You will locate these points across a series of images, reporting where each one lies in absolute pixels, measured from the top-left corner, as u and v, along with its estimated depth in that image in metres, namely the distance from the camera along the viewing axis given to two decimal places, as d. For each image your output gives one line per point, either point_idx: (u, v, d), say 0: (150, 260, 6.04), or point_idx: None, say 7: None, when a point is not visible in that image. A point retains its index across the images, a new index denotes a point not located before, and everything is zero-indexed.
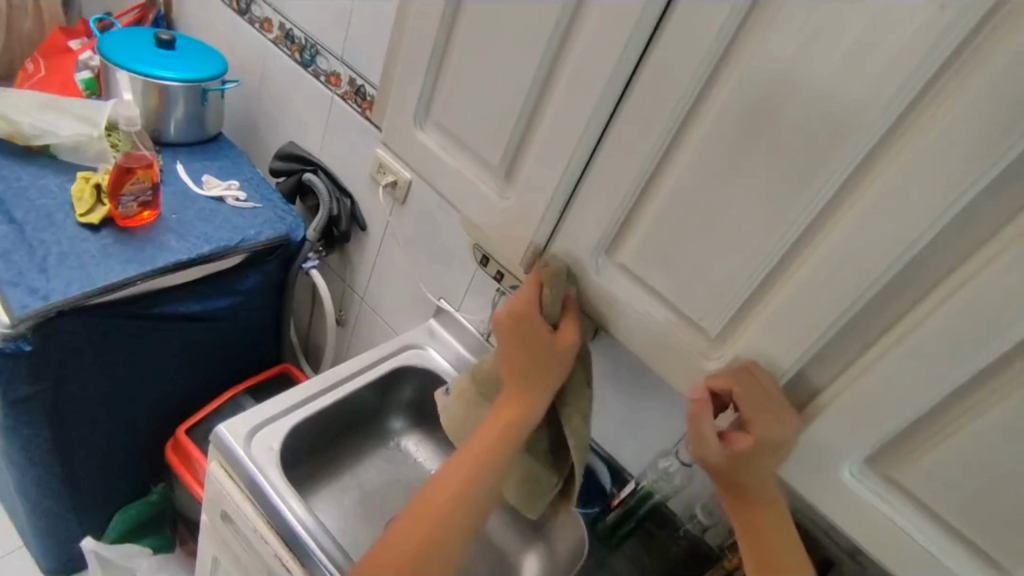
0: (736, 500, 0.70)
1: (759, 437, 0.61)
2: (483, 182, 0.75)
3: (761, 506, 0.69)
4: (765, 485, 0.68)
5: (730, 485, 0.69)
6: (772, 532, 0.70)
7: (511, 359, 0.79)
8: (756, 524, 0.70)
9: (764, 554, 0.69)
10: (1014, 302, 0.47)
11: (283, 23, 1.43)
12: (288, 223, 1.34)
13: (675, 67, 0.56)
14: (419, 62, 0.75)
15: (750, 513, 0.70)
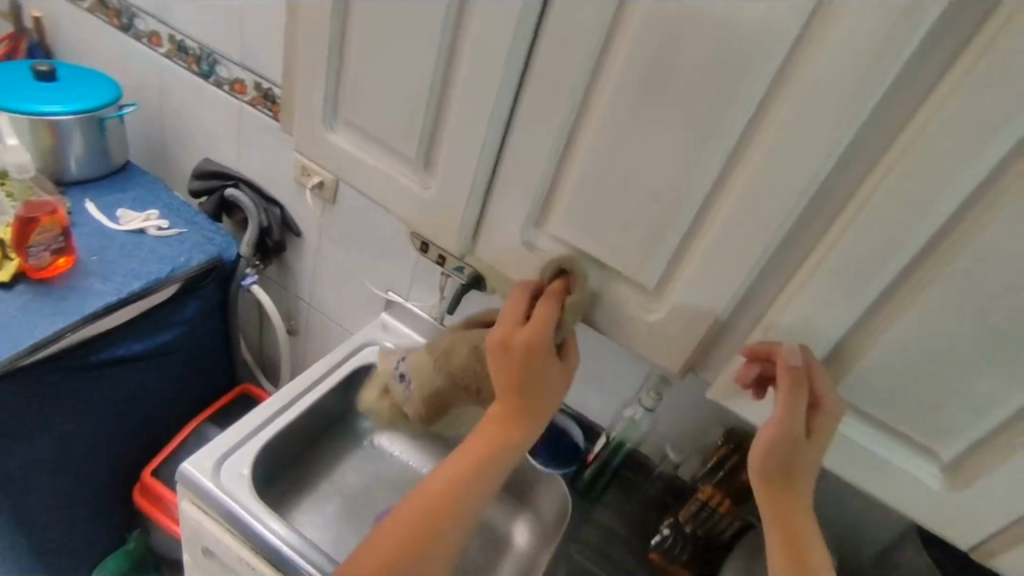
0: (773, 494, 0.67)
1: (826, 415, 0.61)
2: (405, 174, 0.74)
3: (797, 506, 0.67)
4: (804, 481, 0.67)
5: (781, 479, 0.66)
6: (804, 538, 0.67)
7: (502, 381, 0.70)
8: (795, 527, 0.67)
9: (801, 559, 0.66)
10: (908, 214, 0.50)
11: (173, 35, 1.36)
12: (218, 244, 1.30)
13: (570, 36, 0.57)
14: (318, 61, 0.73)
15: (789, 511, 0.67)
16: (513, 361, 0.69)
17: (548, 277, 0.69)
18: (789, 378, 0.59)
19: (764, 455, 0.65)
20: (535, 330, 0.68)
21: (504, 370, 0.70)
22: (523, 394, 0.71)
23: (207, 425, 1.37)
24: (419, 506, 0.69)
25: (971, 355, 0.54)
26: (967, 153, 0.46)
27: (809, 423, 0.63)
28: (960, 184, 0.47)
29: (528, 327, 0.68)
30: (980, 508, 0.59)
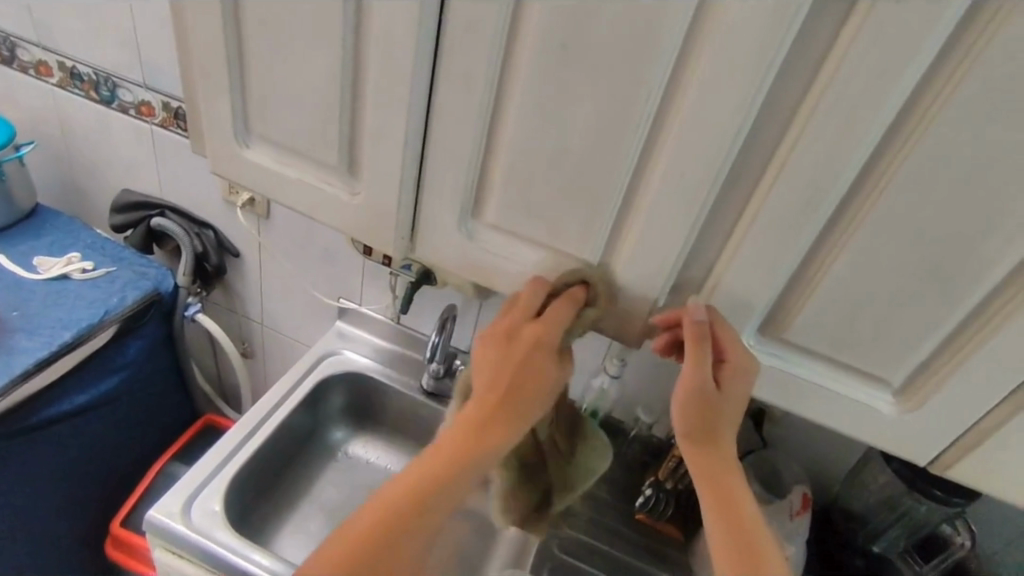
0: (703, 457, 0.68)
1: (733, 366, 0.63)
2: (331, 183, 0.71)
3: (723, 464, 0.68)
4: (725, 436, 0.68)
5: (705, 436, 0.68)
6: (738, 498, 0.67)
7: (492, 371, 0.66)
8: (724, 486, 0.67)
9: (736, 520, 0.66)
10: (831, 158, 0.51)
11: (63, 62, 1.26)
12: (153, 277, 1.23)
13: (475, 19, 0.55)
14: (218, 76, 0.69)
15: (719, 473, 0.68)
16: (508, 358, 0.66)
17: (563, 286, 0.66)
18: (693, 335, 0.62)
19: (685, 415, 0.67)
20: (545, 327, 0.65)
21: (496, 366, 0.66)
22: (516, 401, 0.66)
23: (173, 464, 1.32)
24: (372, 521, 0.61)
25: (909, 283, 0.55)
26: (880, 89, 0.47)
27: (720, 377, 0.65)
28: (878, 120, 0.48)
29: (540, 322, 0.65)
30: (933, 426, 0.62)
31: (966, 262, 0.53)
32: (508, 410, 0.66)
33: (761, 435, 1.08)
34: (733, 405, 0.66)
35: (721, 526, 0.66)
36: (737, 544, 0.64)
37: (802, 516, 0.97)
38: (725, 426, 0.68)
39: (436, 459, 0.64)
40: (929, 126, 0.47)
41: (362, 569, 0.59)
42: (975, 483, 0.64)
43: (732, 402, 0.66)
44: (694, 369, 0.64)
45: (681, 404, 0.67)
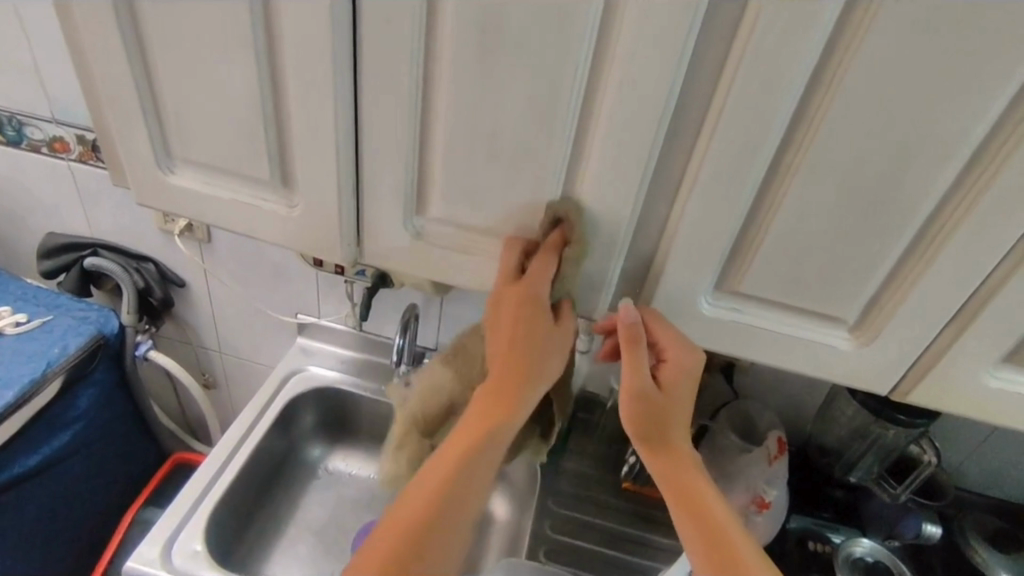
0: (654, 449, 0.68)
1: (674, 362, 0.65)
2: (266, 199, 0.69)
3: (679, 456, 0.68)
4: (676, 424, 0.69)
5: (653, 432, 0.68)
6: (695, 483, 0.68)
7: (500, 323, 0.65)
8: (681, 477, 0.68)
9: (694, 505, 0.67)
10: (761, 112, 0.52)
11: None
12: (95, 320, 1.18)
13: (389, 14, 0.53)
14: (126, 101, 0.65)
15: (673, 464, 0.68)
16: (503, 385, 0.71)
17: (552, 294, 0.66)
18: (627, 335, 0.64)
19: (636, 413, 0.66)
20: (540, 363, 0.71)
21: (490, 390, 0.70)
22: (521, 356, 0.65)
23: (148, 509, 1.28)
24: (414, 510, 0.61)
25: (851, 221, 0.57)
26: (801, 32, 0.47)
27: (661, 376, 0.66)
28: (802, 63, 0.49)
29: (529, 276, 0.63)
30: (889, 356, 0.64)
31: (902, 192, 0.54)
32: (521, 377, 0.65)
33: (732, 387, 1.13)
34: (679, 394, 0.67)
35: (683, 515, 0.67)
36: (703, 525, 0.66)
37: (779, 460, 0.99)
38: (675, 413, 0.68)
39: (473, 428, 0.64)
40: (851, 65, 0.49)
41: (416, 542, 0.60)
42: (935, 405, 0.67)
43: (676, 394, 0.67)
44: (634, 370, 0.64)
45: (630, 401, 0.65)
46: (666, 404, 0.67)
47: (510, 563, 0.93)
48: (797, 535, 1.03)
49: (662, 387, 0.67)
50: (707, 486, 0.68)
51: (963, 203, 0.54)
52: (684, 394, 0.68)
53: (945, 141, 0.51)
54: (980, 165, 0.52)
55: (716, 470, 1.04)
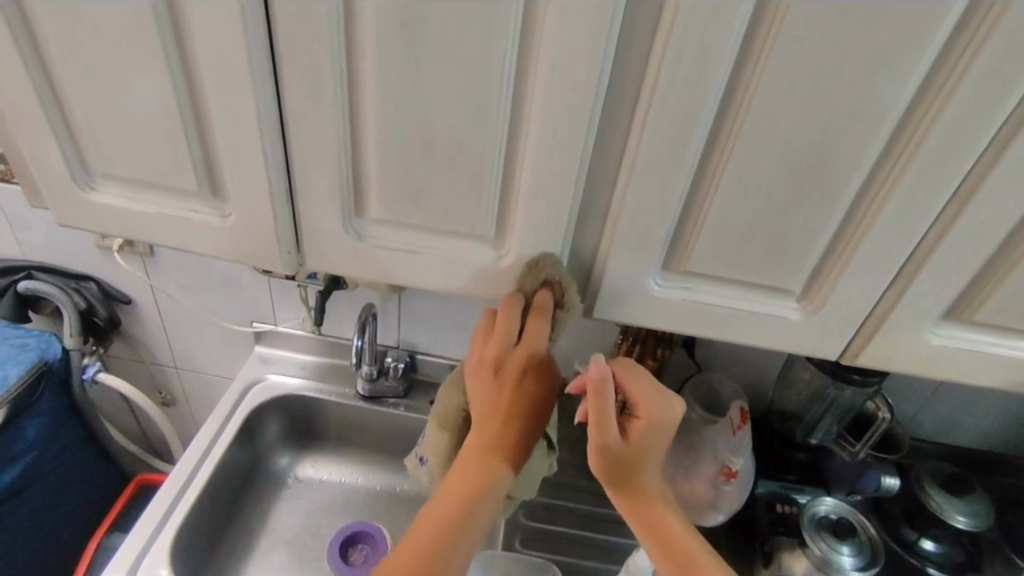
0: (624, 494, 0.68)
1: (653, 418, 0.66)
2: (195, 210, 0.65)
3: (651, 498, 0.68)
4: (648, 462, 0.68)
5: (627, 481, 0.68)
6: (675, 530, 0.68)
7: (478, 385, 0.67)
8: (660, 524, 0.68)
9: (668, 545, 0.67)
10: (692, 92, 0.51)
11: None
12: (35, 347, 1.13)
13: (304, 11, 0.51)
14: (31, 116, 0.60)
15: (647, 511, 0.68)
16: (491, 382, 0.67)
17: (531, 287, 0.65)
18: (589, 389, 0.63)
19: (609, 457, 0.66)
20: (526, 349, 0.66)
21: (488, 400, 0.66)
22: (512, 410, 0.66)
23: (113, 535, 1.24)
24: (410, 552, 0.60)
25: (790, 193, 0.57)
26: (724, 8, 0.47)
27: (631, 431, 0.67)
28: (727, 37, 0.48)
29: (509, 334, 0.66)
30: (835, 323, 0.66)
31: (836, 162, 0.55)
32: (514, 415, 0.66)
33: (693, 361, 1.15)
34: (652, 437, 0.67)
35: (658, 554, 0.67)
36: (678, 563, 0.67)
37: (744, 429, 1.00)
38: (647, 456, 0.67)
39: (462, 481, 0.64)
40: (776, 40, 0.48)
41: None
42: (883, 366, 0.69)
43: (652, 445, 0.67)
44: (602, 428, 0.63)
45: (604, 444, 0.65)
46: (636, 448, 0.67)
47: (488, 557, 0.92)
48: (765, 499, 1.06)
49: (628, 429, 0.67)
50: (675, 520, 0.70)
51: (895, 167, 0.55)
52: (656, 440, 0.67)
53: (874, 108, 0.51)
54: (909, 129, 0.52)
55: (685, 444, 1.06)
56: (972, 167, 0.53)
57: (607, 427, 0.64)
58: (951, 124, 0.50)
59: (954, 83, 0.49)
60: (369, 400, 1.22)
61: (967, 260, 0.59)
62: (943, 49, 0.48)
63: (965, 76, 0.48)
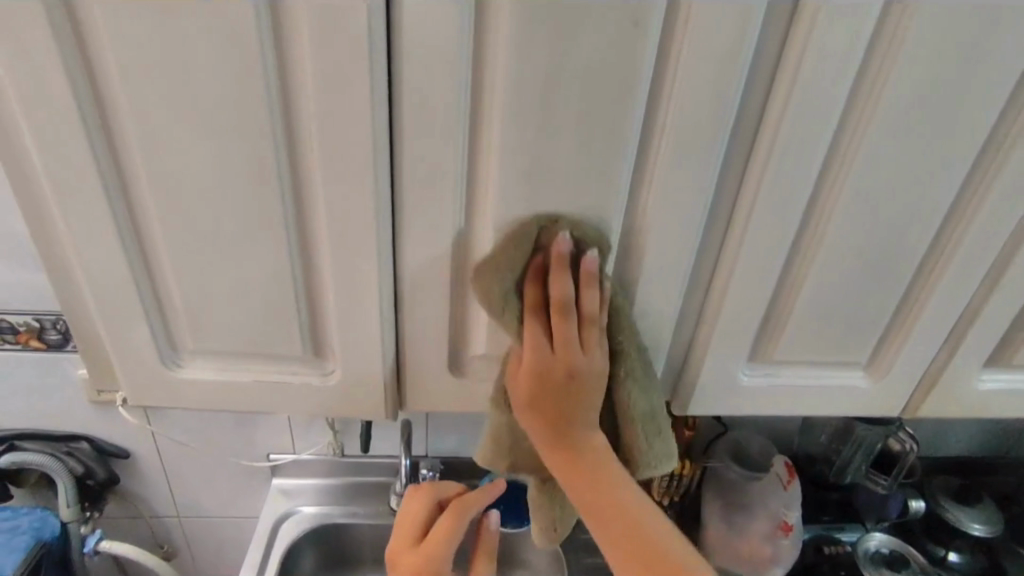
0: (568, 474, 0.59)
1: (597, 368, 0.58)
2: (294, 371, 0.64)
3: (609, 484, 0.59)
4: (608, 473, 0.59)
5: (592, 464, 0.59)
6: (636, 513, 0.58)
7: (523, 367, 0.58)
8: (637, 536, 0.57)
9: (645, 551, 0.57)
10: (780, 211, 0.59)
11: None
12: (28, 528, 1.04)
13: (435, 179, 0.54)
14: (125, 303, 0.58)
15: (612, 497, 0.59)
16: (551, 372, 0.57)
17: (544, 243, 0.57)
18: (533, 303, 0.58)
19: (528, 421, 0.60)
20: (558, 328, 0.56)
21: (535, 401, 0.59)
22: (546, 386, 0.58)
23: None
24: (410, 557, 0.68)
25: (866, 281, 0.65)
26: (810, 142, 0.56)
27: (581, 379, 0.57)
28: (814, 154, 0.56)
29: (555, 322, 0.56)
30: (902, 382, 0.72)
31: (898, 253, 0.63)
32: (542, 391, 0.58)
33: (720, 421, 1.20)
34: (581, 415, 0.59)
35: (614, 535, 0.58)
36: (629, 554, 0.57)
37: (792, 483, 1.06)
38: (591, 452, 0.59)
39: (449, 513, 0.70)
40: (849, 164, 0.58)
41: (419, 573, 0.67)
42: (941, 415, 0.76)
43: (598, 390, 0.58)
44: (535, 349, 0.57)
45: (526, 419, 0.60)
46: (574, 448, 0.59)
47: None
48: (813, 542, 1.13)
49: (560, 442, 0.59)
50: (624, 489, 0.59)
51: (949, 244, 0.63)
52: (590, 433, 0.60)
53: (929, 207, 0.61)
54: (956, 220, 0.62)
55: (732, 503, 1.10)
56: (1008, 242, 0.63)
57: (541, 344, 0.57)
58: (994, 204, 0.60)
59: (990, 181, 0.60)
60: None
61: (1007, 317, 0.68)
62: (978, 157, 0.59)
63: (998, 177, 0.59)
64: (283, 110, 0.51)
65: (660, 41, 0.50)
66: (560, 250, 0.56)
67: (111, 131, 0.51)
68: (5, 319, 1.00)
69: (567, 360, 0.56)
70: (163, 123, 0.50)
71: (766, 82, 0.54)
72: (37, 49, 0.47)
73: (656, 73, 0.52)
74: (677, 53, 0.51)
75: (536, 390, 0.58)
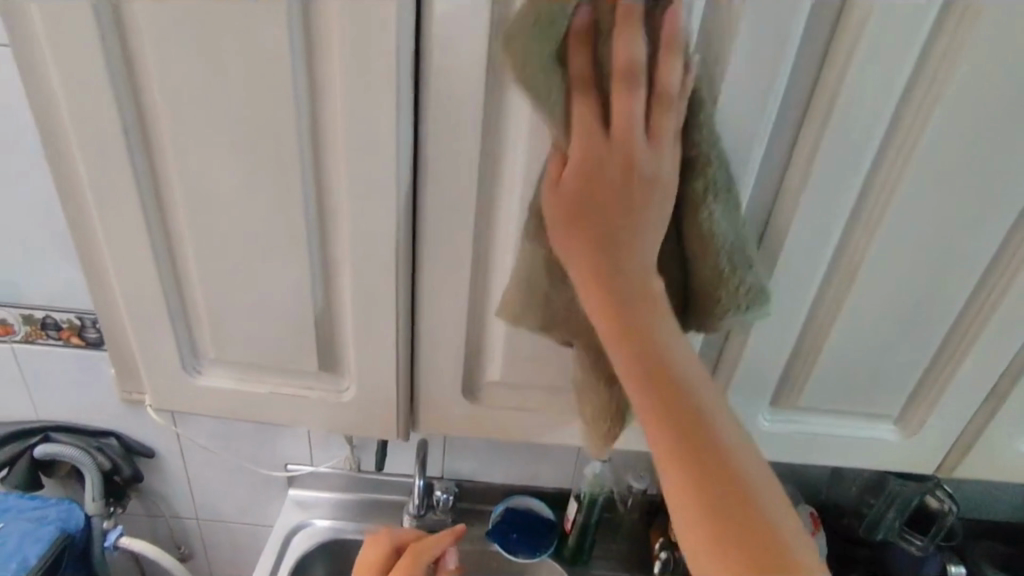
0: (631, 339, 0.47)
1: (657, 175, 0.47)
2: (310, 387, 0.65)
3: (690, 395, 0.46)
4: (642, 197, 0.47)
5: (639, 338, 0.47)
6: (726, 460, 0.45)
7: (564, 196, 0.48)
8: (706, 457, 0.45)
9: (726, 477, 0.44)
10: (805, 255, 0.57)
11: None
12: (54, 519, 1.06)
13: (456, 207, 0.55)
14: (153, 311, 0.61)
15: (700, 441, 0.45)
16: (608, 160, 0.46)
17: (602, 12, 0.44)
18: (581, 38, 0.45)
19: (588, 291, 0.48)
20: (618, 140, 0.45)
21: (586, 250, 0.48)
22: (606, 245, 0.48)
23: None
24: None
25: (897, 332, 0.62)
26: (839, 188, 0.54)
27: (631, 231, 0.48)
28: (843, 199, 0.55)
29: (588, 118, 0.46)
30: (935, 439, 0.69)
31: (932, 305, 0.61)
32: (586, 212, 0.48)
33: None
34: (631, 236, 0.48)
35: (692, 502, 0.44)
36: (749, 539, 0.43)
37: (818, 534, 1.01)
38: (641, 282, 0.48)
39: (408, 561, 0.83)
40: (881, 212, 0.56)
41: None
42: (977, 477, 0.72)
43: (638, 266, 0.48)
44: (565, 185, 0.48)
45: (561, 249, 0.49)
46: (621, 278, 0.48)
47: None
48: None
49: (592, 226, 0.48)
50: (719, 432, 0.46)
51: (991, 297, 0.60)
52: (669, 322, 0.48)
53: (967, 259, 0.58)
54: (997, 274, 0.59)
55: None
56: None
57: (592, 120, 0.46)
58: None
59: None
60: None
61: None
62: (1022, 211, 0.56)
63: None
64: (312, 135, 0.52)
65: None
66: (673, 26, 0.44)
67: (151, 147, 0.54)
68: (50, 314, 1.04)
69: (611, 160, 0.46)
70: (200, 142, 0.53)
71: (795, 124, 0.53)
72: (89, 68, 0.50)
73: None
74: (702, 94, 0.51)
75: (575, 223, 0.48)
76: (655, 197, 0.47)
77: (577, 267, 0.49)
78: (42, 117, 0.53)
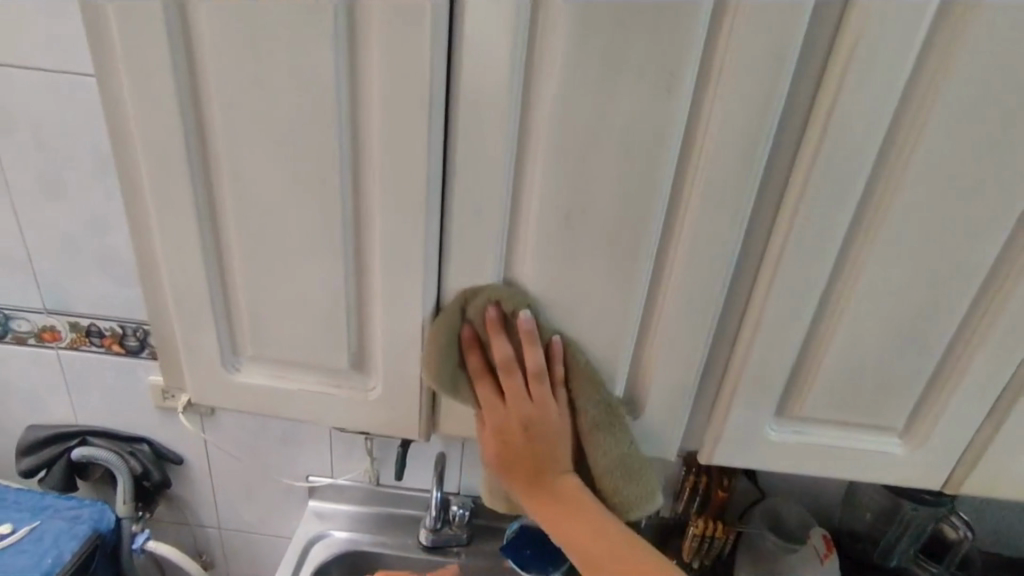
0: (537, 486, 0.69)
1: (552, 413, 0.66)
2: (338, 385, 0.69)
3: (586, 516, 0.68)
4: (553, 450, 0.68)
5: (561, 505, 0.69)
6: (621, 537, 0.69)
7: (492, 429, 0.68)
8: (602, 541, 0.68)
9: (622, 556, 0.68)
10: (807, 267, 0.61)
11: None
12: (88, 518, 1.10)
13: (480, 216, 0.60)
14: (200, 309, 0.66)
15: (574, 523, 0.69)
16: (503, 418, 0.67)
17: (478, 311, 0.64)
18: (493, 324, 0.64)
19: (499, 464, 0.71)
20: (516, 400, 0.66)
21: (505, 450, 0.68)
22: (524, 454, 0.68)
23: None
24: None
25: (897, 343, 0.65)
26: (838, 203, 0.58)
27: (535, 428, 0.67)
28: (842, 214, 0.58)
29: (509, 371, 0.65)
30: (940, 453, 0.70)
31: (931, 317, 0.63)
32: (509, 435, 0.68)
33: (757, 487, 1.17)
34: (549, 462, 0.68)
35: (602, 563, 0.68)
36: None
37: (830, 558, 1.04)
38: (555, 475, 0.69)
39: None
40: (878, 226, 0.59)
41: None
42: (984, 493, 0.73)
43: (558, 449, 0.68)
44: (492, 409, 0.67)
45: (502, 471, 0.70)
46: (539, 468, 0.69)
47: None
48: None
49: (516, 446, 0.68)
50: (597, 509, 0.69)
51: (989, 311, 0.63)
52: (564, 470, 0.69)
53: (964, 272, 0.61)
54: (994, 288, 0.62)
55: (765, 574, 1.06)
56: None
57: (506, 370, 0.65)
58: None
59: None
60: (430, 549, 1.18)
61: None
62: (1014, 227, 0.59)
63: None
64: (351, 148, 0.58)
65: (692, 103, 0.55)
66: (526, 328, 0.63)
67: (208, 159, 0.60)
68: (95, 322, 1.10)
69: (522, 406, 0.66)
70: (252, 153, 0.59)
71: (794, 143, 0.57)
72: (160, 87, 0.56)
73: (687, 132, 0.56)
74: (707, 114, 0.55)
75: (503, 435, 0.68)
76: (552, 444, 0.67)
77: (510, 467, 0.69)
78: (114, 130, 0.60)
